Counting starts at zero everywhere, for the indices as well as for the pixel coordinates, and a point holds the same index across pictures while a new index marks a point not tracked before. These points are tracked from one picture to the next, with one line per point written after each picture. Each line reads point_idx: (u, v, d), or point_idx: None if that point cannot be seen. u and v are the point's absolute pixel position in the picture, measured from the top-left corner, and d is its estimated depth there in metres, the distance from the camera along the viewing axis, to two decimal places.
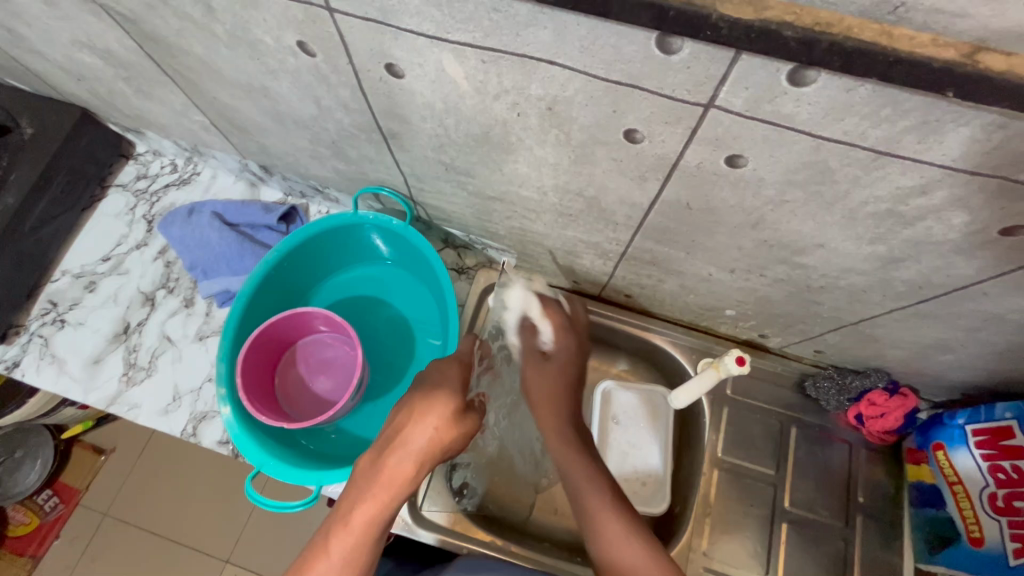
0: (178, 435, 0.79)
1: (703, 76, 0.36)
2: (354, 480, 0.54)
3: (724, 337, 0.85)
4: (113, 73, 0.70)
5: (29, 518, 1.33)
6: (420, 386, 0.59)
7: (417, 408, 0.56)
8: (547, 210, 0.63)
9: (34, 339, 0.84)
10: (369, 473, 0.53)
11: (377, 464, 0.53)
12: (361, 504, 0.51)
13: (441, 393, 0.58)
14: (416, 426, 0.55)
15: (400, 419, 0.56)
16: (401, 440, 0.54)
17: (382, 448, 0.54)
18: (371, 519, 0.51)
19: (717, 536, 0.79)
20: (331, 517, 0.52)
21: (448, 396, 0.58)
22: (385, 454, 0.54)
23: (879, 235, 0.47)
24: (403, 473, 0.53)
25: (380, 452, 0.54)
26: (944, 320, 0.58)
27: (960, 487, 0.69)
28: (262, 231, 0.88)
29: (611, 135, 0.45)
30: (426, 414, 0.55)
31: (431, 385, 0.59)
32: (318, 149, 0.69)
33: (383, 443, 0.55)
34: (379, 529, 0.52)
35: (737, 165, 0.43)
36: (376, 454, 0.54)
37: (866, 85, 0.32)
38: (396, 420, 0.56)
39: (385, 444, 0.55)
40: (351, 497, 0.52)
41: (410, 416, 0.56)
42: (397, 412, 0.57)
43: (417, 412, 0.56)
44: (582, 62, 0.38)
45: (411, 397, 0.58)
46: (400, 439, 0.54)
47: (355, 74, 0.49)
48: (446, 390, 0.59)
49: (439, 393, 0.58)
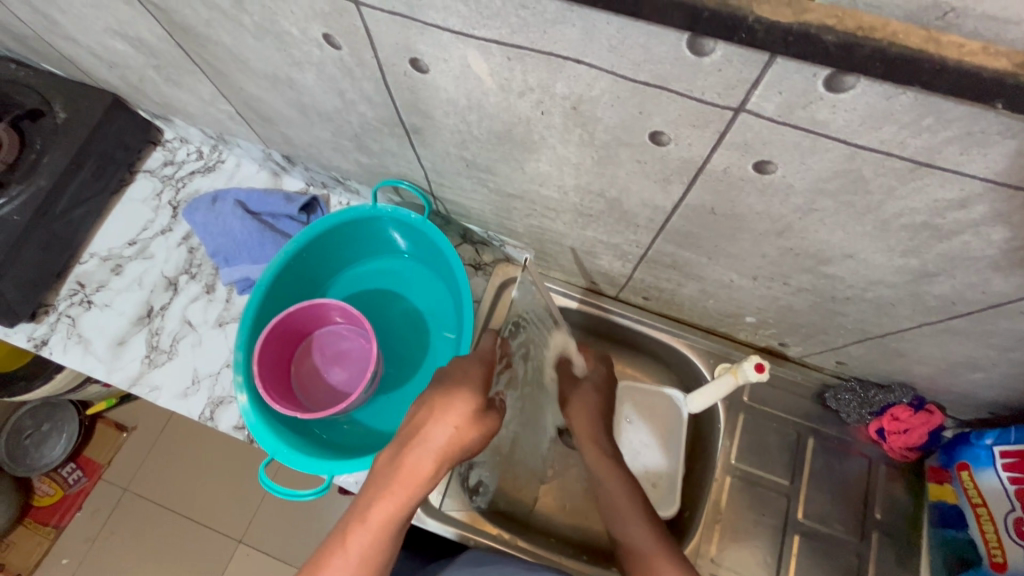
0: (196, 418, 0.81)
1: (735, 79, 0.35)
2: (373, 475, 0.54)
3: (742, 343, 0.84)
4: (144, 61, 0.71)
5: (54, 489, 1.37)
6: (441, 383, 0.58)
7: (438, 406, 0.54)
8: (567, 209, 0.62)
9: (62, 319, 0.86)
10: (387, 470, 0.53)
11: (395, 461, 0.53)
12: (378, 501, 0.52)
13: (463, 390, 0.56)
14: (436, 425, 0.53)
15: (420, 416, 0.55)
16: (419, 439, 0.53)
17: (400, 445, 0.54)
18: (388, 516, 0.51)
19: (726, 544, 0.78)
20: (349, 511, 0.53)
21: (470, 394, 0.56)
22: (404, 452, 0.53)
23: (912, 248, 0.45)
24: (421, 472, 0.52)
25: (399, 449, 0.54)
26: (976, 337, 0.56)
27: (984, 509, 0.67)
28: (283, 221, 0.89)
29: (636, 136, 0.44)
30: (446, 413, 0.54)
31: (454, 382, 0.58)
32: (341, 141, 0.69)
33: (403, 439, 0.54)
34: (396, 526, 0.52)
35: (765, 172, 0.42)
36: (395, 450, 0.54)
37: (908, 92, 0.31)
38: (417, 416, 0.55)
39: (404, 440, 0.54)
40: (369, 493, 0.53)
41: (430, 414, 0.54)
42: (417, 408, 0.56)
43: (438, 410, 0.54)
44: (609, 61, 0.37)
45: (432, 392, 0.57)
46: (419, 437, 0.53)
47: (380, 68, 0.49)
48: (468, 387, 0.57)
49: (461, 390, 0.56)
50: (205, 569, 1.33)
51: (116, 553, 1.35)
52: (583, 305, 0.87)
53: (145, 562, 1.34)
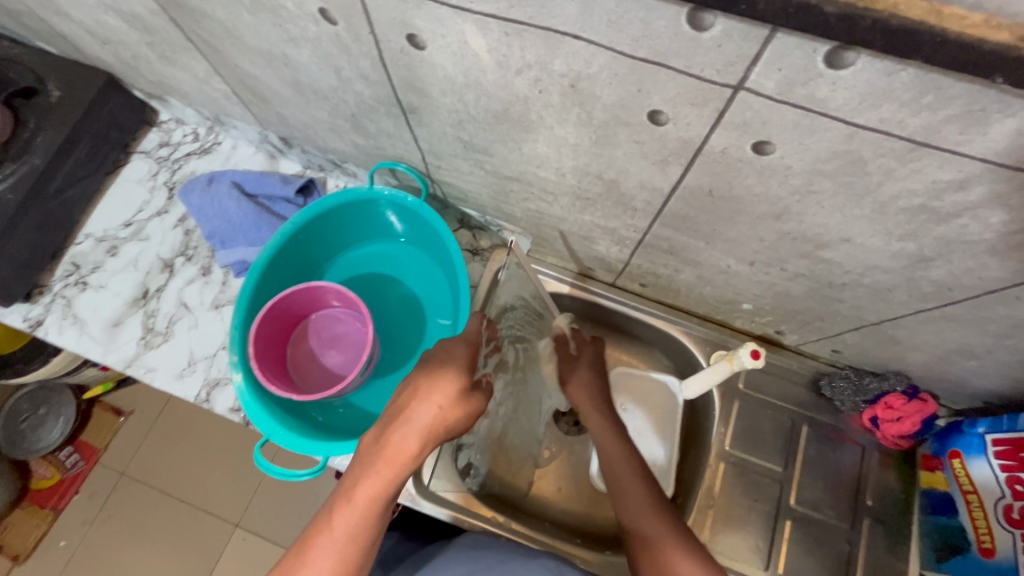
0: (191, 399, 0.81)
1: (735, 55, 0.34)
2: (359, 455, 0.54)
3: (738, 330, 0.84)
4: (138, 38, 0.70)
5: (52, 472, 1.38)
6: (427, 364, 0.58)
7: (422, 386, 0.54)
8: (565, 192, 0.62)
9: (57, 299, 0.86)
10: (371, 449, 0.53)
11: (380, 440, 0.53)
12: (363, 481, 0.52)
13: (447, 371, 0.56)
14: (419, 405, 0.53)
15: (404, 396, 0.55)
16: (404, 418, 0.53)
17: (385, 424, 0.54)
18: (373, 495, 0.52)
19: (719, 529, 0.78)
20: (336, 490, 0.53)
21: (454, 374, 0.56)
22: (388, 431, 0.53)
23: (910, 232, 0.45)
24: (405, 452, 0.52)
25: (384, 429, 0.54)
26: (971, 324, 0.56)
27: (975, 495, 0.67)
28: (280, 203, 0.89)
29: (634, 116, 0.44)
30: (430, 393, 0.54)
31: (439, 363, 0.58)
32: (338, 122, 0.68)
33: (388, 419, 0.54)
34: (382, 505, 0.53)
35: (764, 152, 0.42)
36: (380, 430, 0.54)
37: (908, 69, 0.30)
38: (401, 395, 0.55)
39: (389, 419, 0.54)
40: (355, 472, 0.53)
41: (415, 393, 0.54)
42: (402, 388, 0.56)
43: (423, 389, 0.54)
44: (608, 37, 0.37)
45: (417, 372, 0.57)
46: (404, 416, 0.53)
47: (376, 44, 0.48)
48: (453, 368, 0.57)
49: (446, 370, 0.56)
50: (203, 552, 1.34)
51: (113, 536, 1.36)
52: (577, 290, 0.86)
53: (142, 545, 1.35)
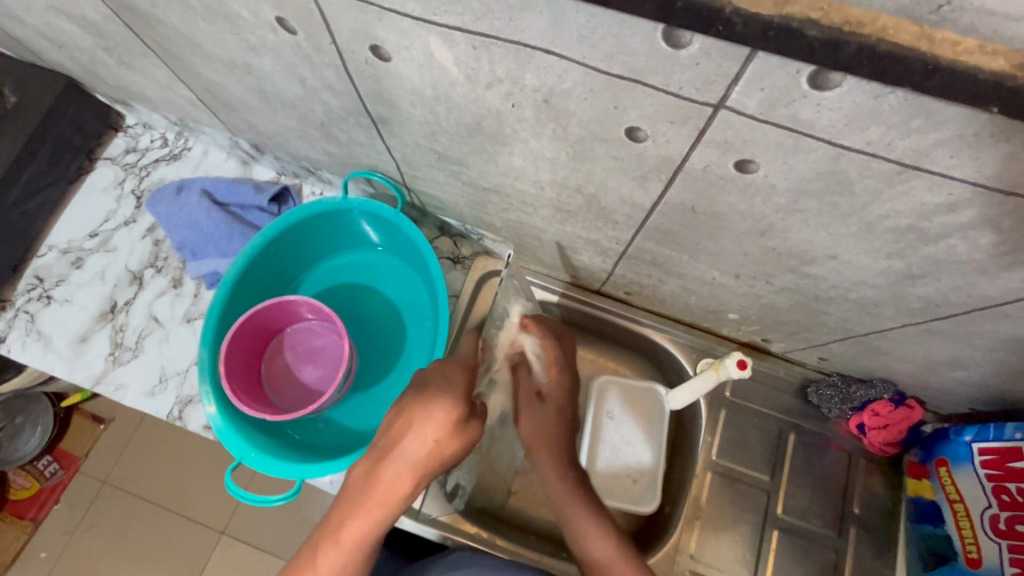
0: (163, 417, 0.78)
1: (714, 74, 0.32)
2: (347, 490, 0.52)
3: (725, 338, 0.82)
4: (93, 42, 0.66)
5: (29, 482, 1.34)
6: (420, 390, 0.56)
7: (418, 416, 0.52)
8: (544, 205, 0.60)
9: (20, 315, 0.82)
10: (362, 485, 0.51)
11: (371, 477, 0.51)
12: (353, 519, 0.50)
13: (444, 399, 0.54)
14: (416, 439, 0.51)
15: (399, 426, 0.52)
16: (398, 452, 0.51)
17: (377, 459, 0.52)
18: (362, 535, 0.50)
19: (705, 539, 0.78)
20: (319, 530, 0.51)
21: (451, 403, 0.54)
22: (381, 467, 0.51)
23: (897, 251, 0.43)
24: (399, 488, 0.51)
25: (375, 464, 0.52)
26: (960, 338, 0.55)
27: (961, 505, 0.67)
28: (253, 212, 0.85)
29: (612, 132, 0.41)
30: (427, 424, 0.52)
31: (433, 389, 0.56)
32: (308, 130, 0.65)
33: (379, 452, 0.52)
34: (370, 543, 0.51)
35: (747, 171, 0.40)
36: (371, 464, 0.52)
37: (897, 92, 0.28)
38: (394, 425, 0.53)
39: (381, 453, 0.52)
40: (342, 510, 0.51)
41: (409, 425, 0.52)
42: (395, 417, 0.54)
43: (418, 420, 0.52)
44: (580, 52, 0.34)
45: (406, 397, 0.55)
46: (398, 449, 0.51)
47: (339, 54, 0.46)
48: (449, 396, 0.55)
49: (440, 397, 0.54)
50: (186, 564, 1.31)
51: (93, 549, 1.33)
52: (567, 299, 0.85)
53: (123, 557, 1.32)
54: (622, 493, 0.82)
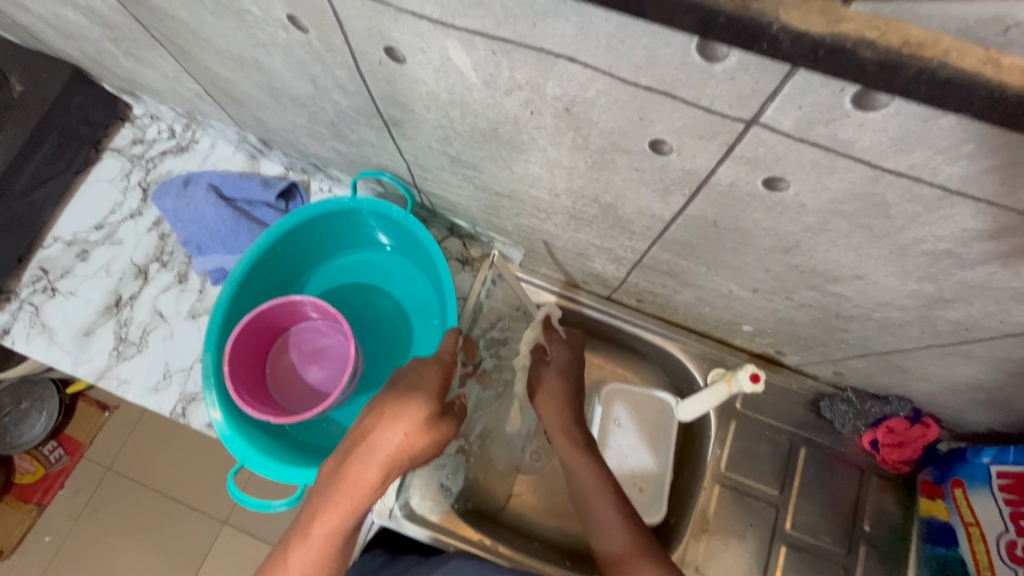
0: (166, 414, 0.78)
1: (749, 89, 0.30)
2: (318, 487, 0.51)
3: (737, 348, 0.81)
4: (100, 33, 0.64)
5: (35, 467, 1.34)
6: (393, 389, 0.55)
7: (386, 412, 0.51)
8: (558, 212, 0.58)
9: (25, 306, 0.82)
10: (329, 481, 0.50)
11: (338, 472, 0.50)
12: (320, 515, 0.49)
13: (414, 397, 0.53)
14: (381, 433, 0.50)
15: (368, 422, 0.51)
16: (366, 447, 0.49)
17: (345, 454, 0.50)
18: (330, 531, 0.49)
19: (712, 552, 0.76)
20: (292, 524, 0.51)
21: (421, 400, 0.53)
22: (347, 462, 0.50)
23: (929, 274, 0.41)
24: (366, 483, 0.49)
25: (342, 459, 0.50)
26: (985, 362, 0.53)
27: (977, 528, 0.65)
28: (260, 208, 0.84)
29: (634, 144, 0.40)
30: (396, 419, 0.50)
31: (407, 387, 0.55)
32: (317, 128, 0.64)
33: (348, 448, 0.51)
34: (340, 540, 0.50)
35: (776, 188, 0.38)
36: (339, 460, 0.50)
37: (949, 116, 0.26)
38: (364, 422, 0.52)
39: (349, 448, 0.51)
40: (311, 506, 0.50)
41: (379, 420, 0.51)
42: (366, 413, 0.53)
43: (387, 416, 0.51)
44: (607, 62, 0.33)
45: (381, 398, 0.53)
46: (366, 444, 0.49)
47: (352, 55, 0.44)
48: (422, 393, 0.54)
49: (414, 396, 0.53)
50: (187, 553, 1.32)
51: (96, 535, 1.33)
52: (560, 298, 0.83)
53: (126, 545, 1.33)
54: (628, 500, 0.80)
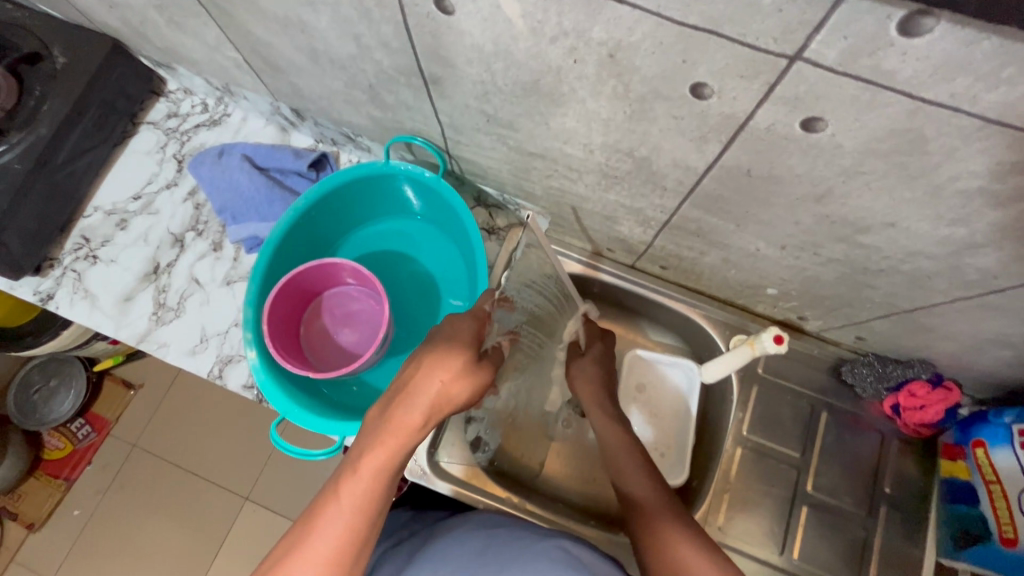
0: (204, 376, 0.81)
1: (796, 22, 0.32)
2: (365, 429, 0.53)
3: (760, 315, 0.82)
4: (146, 1, 0.67)
5: (63, 443, 1.39)
6: (431, 341, 0.57)
7: (425, 361, 0.53)
8: (591, 170, 0.59)
9: (67, 273, 0.85)
10: (376, 423, 0.52)
11: (385, 414, 0.52)
12: (369, 453, 0.50)
13: (453, 346, 0.55)
14: (422, 379, 0.52)
15: (410, 369, 0.54)
16: (408, 392, 0.52)
17: (390, 398, 0.52)
18: (379, 468, 0.50)
19: (734, 513, 0.78)
20: (341, 464, 0.52)
21: (459, 349, 0.55)
22: (392, 406, 0.52)
23: (961, 217, 0.43)
24: (411, 425, 0.51)
25: (388, 403, 0.52)
26: (1011, 314, 0.54)
27: (997, 486, 0.66)
28: (292, 178, 0.86)
29: (675, 89, 0.41)
30: (435, 367, 0.53)
31: (445, 338, 0.57)
32: (354, 93, 0.66)
33: (392, 394, 0.53)
34: (388, 479, 0.50)
35: (813, 130, 0.39)
36: (384, 405, 0.53)
37: (991, 38, 0.28)
38: (406, 372, 0.54)
39: (393, 394, 0.53)
40: (360, 446, 0.51)
41: (419, 369, 0.53)
42: (407, 364, 0.55)
43: (426, 364, 0.53)
44: (656, 1, 0.34)
45: (421, 350, 0.55)
46: (408, 389, 0.52)
47: (401, 8, 0.46)
48: (459, 343, 0.56)
49: (450, 346, 0.55)
50: (214, 523, 1.36)
51: (127, 505, 1.38)
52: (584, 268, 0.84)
53: (155, 514, 1.37)
54: None
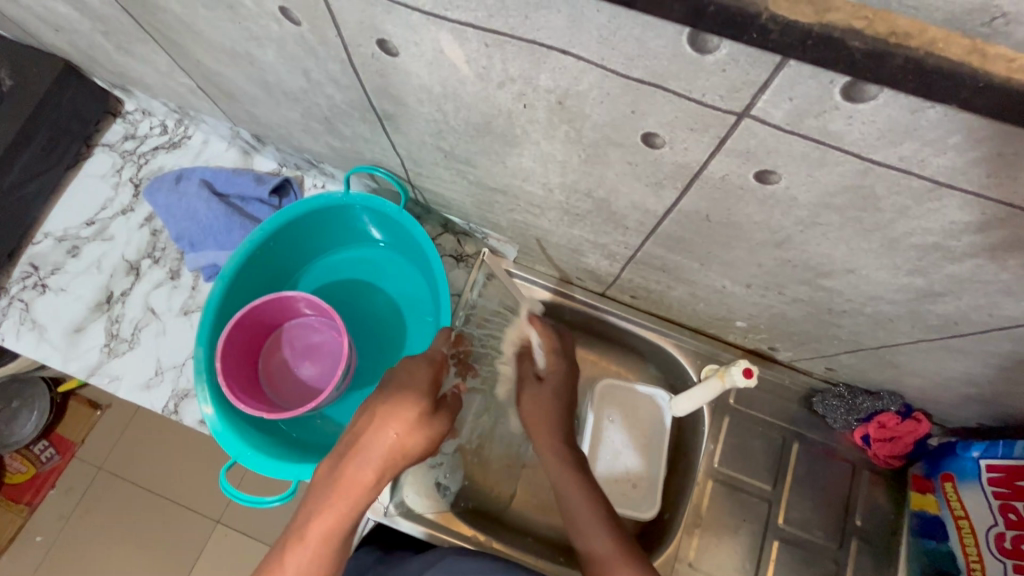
0: (158, 411, 0.77)
1: (740, 81, 0.30)
2: (313, 488, 0.51)
3: (731, 344, 0.81)
4: (91, 26, 0.64)
5: (25, 467, 1.33)
6: (384, 389, 0.56)
7: (379, 413, 0.52)
8: (552, 207, 0.58)
9: (14, 303, 0.81)
10: (326, 482, 0.50)
11: (334, 473, 0.50)
12: (316, 516, 0.49)
13: (406, 396, 0.54)
14: (374, 433, 0.51)
15: (362, 422, 0.52)
16: (360, 446, 0.50)
17: (341, 454, 0.51)
18: (327, 531, 0.48)
19: (705, 548, 0.77)
20: (288, 527, 0.50)
21: (413, 399, 0.54)
22: (342, 463, 0.50)
23: (919, 268, 0.42)
24: (362, 482, 0.49)
25: (339, 459, 0.51)
26: (974, 356, 0.54)
27: (966, 521, 0.66)
28: (254, 204, 0.84)
29: (627, 137, 0.40)
30: (388, 419, 0.51)
31: (398, 385, 0.56)
32: (310, 123, 0.64)
33: (344, 448, 0.51)
34: (336, 541, 0.49)
35: (767, 182, 0.38)
36: (334, 461, 0.51)
37: (937, 107, 0.27)
38: (358, 423, 0.53)
39: (344, 449, 0.51)
40: (307, 507, 0.50)
41: (371, 421, 0.51)
42: (359, 414, 0.54)
43: (380, 415, 0.52)
44: (599, 54, 0.33)
45: (375, 399, 0.54)
46: (359, 444, 0.50)
47: (345, 48, 0.44)
48: (413, 392, 0.55)
49: (404, 395, 0.54)
50: (180, 552, 1.31)
51: (87, 534, 1.32)
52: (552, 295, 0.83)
53: (117, 544, 1.32)
54: (622, 497, 0.81)
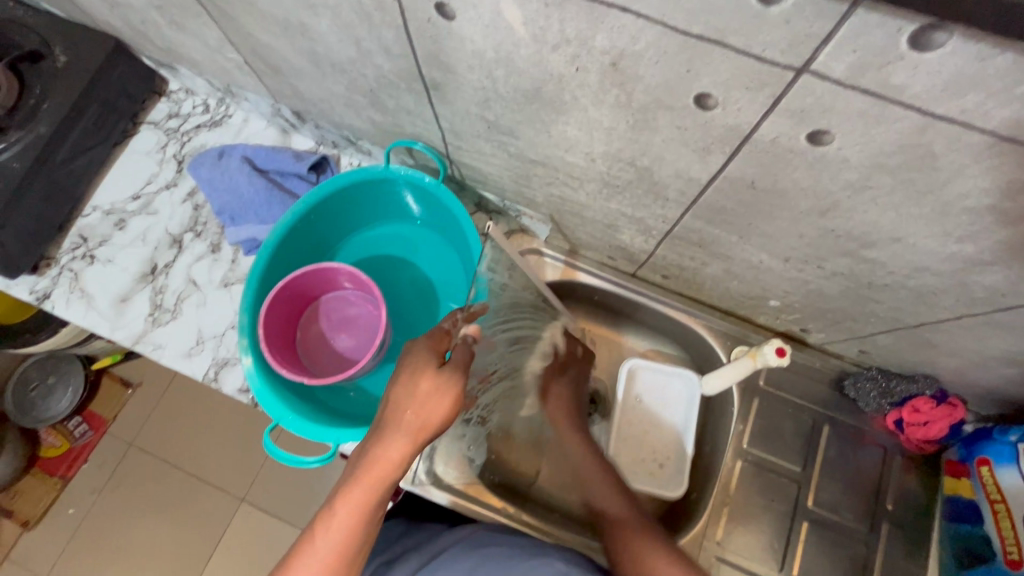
0: (200, 378, 0.80)
1: (803, 34, 0.31)
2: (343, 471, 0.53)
3: (762, 326, 0.81)
4: (148, 1, 0.66)
5: (59, 441, 1.38)
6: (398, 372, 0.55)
7: (398, 396, 0.52)
8: (592, 178, 0.59)
9: (64, 273, 0.84)
10: (354, 464, 0.52)
11: (361, 456, 0.52)
12: (343, 497, 0.51)
13: (419, 377, 0.53)
14: (394, 417, 0.52)
15: (385, 405, 0.53)
16: (383, 429, 0.52)
17: (367, 438, 0.53)
18: (352, 511, 0.51)
19: (732, 528, 0.77)
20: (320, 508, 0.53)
21: (426, 378, 0.53)
22: (368, 445, 0.52)
23: (970, 233, 0.42)
24: (385, 464, 0.51)
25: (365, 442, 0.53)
26: (1019, 332, 0.53)
27: (1002, 505, 0.64)
28: (292, 180, 0.86)
29: (679, 99, 0.40)
30: (405, 402, 0.51)
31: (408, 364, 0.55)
32: (355, 97, 0.65)
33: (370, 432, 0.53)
34: (366, 520, 0.51)
35: (820, 143, 0.39)
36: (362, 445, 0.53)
37: (1006, 53, 0.27)
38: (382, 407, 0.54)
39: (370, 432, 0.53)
40: (337, 488, 0.52)
41: (391, 405, 0.52)
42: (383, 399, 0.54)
43: (398, 398, 0.52)
44: (660, 10, 0.34)
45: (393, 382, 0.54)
46: (383, 427, 0.52)
47: (401, 13, 0.45)
48: (424, 371, 0.53)
49: (417, 373, 0.53)
50: (208, 526, 1.35)
51: (120, 506, 1.37)
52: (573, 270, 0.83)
53: (149, 517, 1.36)
54: (649, 478, 0.82)
